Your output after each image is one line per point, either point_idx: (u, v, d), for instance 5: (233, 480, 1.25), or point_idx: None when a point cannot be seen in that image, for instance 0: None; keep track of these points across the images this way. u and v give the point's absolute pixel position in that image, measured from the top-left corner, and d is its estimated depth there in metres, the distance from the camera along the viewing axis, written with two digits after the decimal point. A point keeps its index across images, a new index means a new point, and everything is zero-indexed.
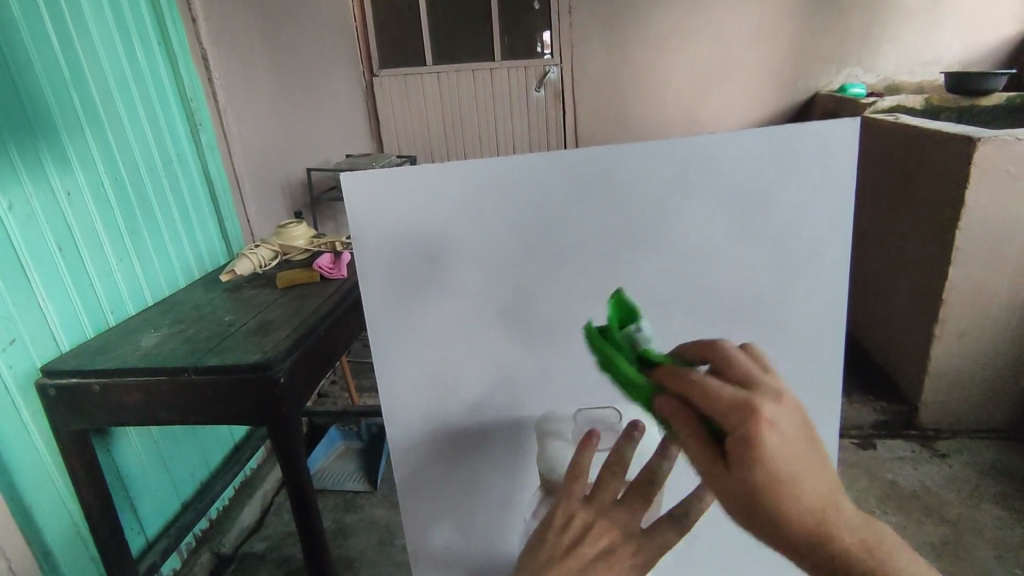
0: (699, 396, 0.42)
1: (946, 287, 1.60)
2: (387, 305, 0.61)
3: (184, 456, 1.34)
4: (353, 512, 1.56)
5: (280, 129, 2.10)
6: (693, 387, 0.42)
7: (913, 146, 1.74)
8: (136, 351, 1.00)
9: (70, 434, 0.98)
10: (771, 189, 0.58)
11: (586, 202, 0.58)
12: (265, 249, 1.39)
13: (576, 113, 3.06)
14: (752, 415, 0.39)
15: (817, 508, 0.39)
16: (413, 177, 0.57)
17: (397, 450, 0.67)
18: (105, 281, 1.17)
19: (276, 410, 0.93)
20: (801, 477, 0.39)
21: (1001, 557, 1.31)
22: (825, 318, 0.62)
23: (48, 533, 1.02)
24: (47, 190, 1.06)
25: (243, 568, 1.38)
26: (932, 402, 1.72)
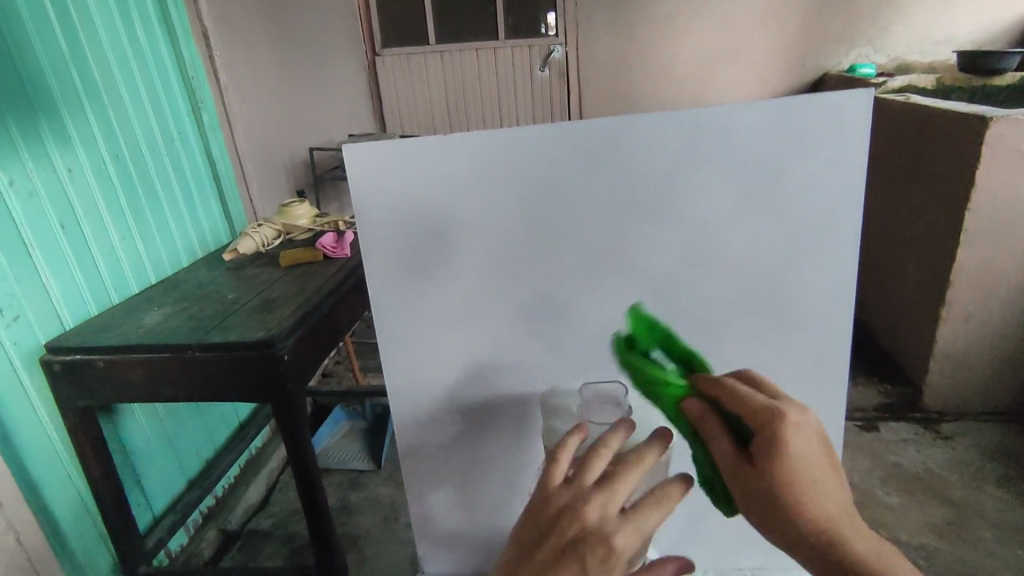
0: (729, 396, 0.45)
1: (954, 269, 1.59)
2: (391, 280, 0.61)
3: (190, 434, 1.35)
4: (358, 491, 1.57)
5: (282, 109, 2.09)
6: (726, 388, 0.46)
7: (924, 125, 1.71)
8: (140, 328, 1.00)
9: (75, 410, 0.98)
10: (783, 161, 0.56)
11: (593, 175, 0.57)
12: (268, 229, 1.38)
13: (581, 94, 3.02)
14: (780, 416, 0.42)
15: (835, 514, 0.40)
16: (418, 149, 0.56)
17: (402, 426, 0.67)
18: (108, 259, 1.17)
19: (280, 387, 0.93)
20: (818, 482, 0.41)
21: (1003, 538, 1.32)
22: (834, 294, 0.61)
23: (56, 509, 1.02)
24: (48, 166, 1.05)
25: (249, 545, 1.40)
26: (937, 384, 1.72)
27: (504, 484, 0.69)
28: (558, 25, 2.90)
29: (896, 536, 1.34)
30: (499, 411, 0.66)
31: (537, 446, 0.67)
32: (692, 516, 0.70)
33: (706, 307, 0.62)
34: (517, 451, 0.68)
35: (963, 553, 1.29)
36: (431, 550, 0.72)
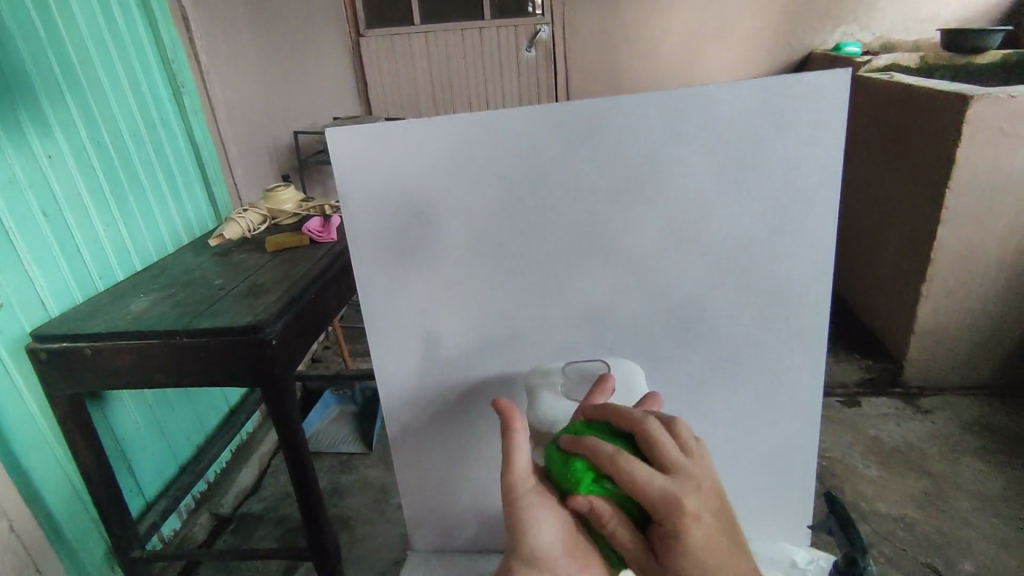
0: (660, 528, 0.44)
1: (935, 246, 1.61)
2: (376, 265, 0.61)
3: (180, 420, 1.36)
4: (349, 473, 1.58)
5: (265, 91, 2.06)
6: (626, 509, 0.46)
7: (906, 104, 1.73)
8: (127, 315, 1.00)
9: (62, 397, 0.98)
10: (762, 141, 0.57)
11: (576, 155, 0.58)
12: (254, 213, 1.38)
13: (567, 73, 3.00)
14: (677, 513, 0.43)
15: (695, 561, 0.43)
16: (401, 130, 0.57)
17: (391, 406, 0.68)
18: (92, 245, 1.16)
19: (269, 371, 0.93)
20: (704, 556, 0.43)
21: (979, 508, 1.36)
22: (814, 272, 0.62)
23: (48, 495, 1.03)
24: (28, 153, 1.03)
25: (242, 528, 1.41)
26: (918, 361, 1.75)
27: (491, 461, 0.70)
28: (544, 4, 2.87)
29: (877, 508, 1.37)
30: (485, 391, 0.67)
31: None
32: None
33: (688, 288, 0.63)
34: None
35: (938, 521, 1.33)
36: (420, 528, 0.74)
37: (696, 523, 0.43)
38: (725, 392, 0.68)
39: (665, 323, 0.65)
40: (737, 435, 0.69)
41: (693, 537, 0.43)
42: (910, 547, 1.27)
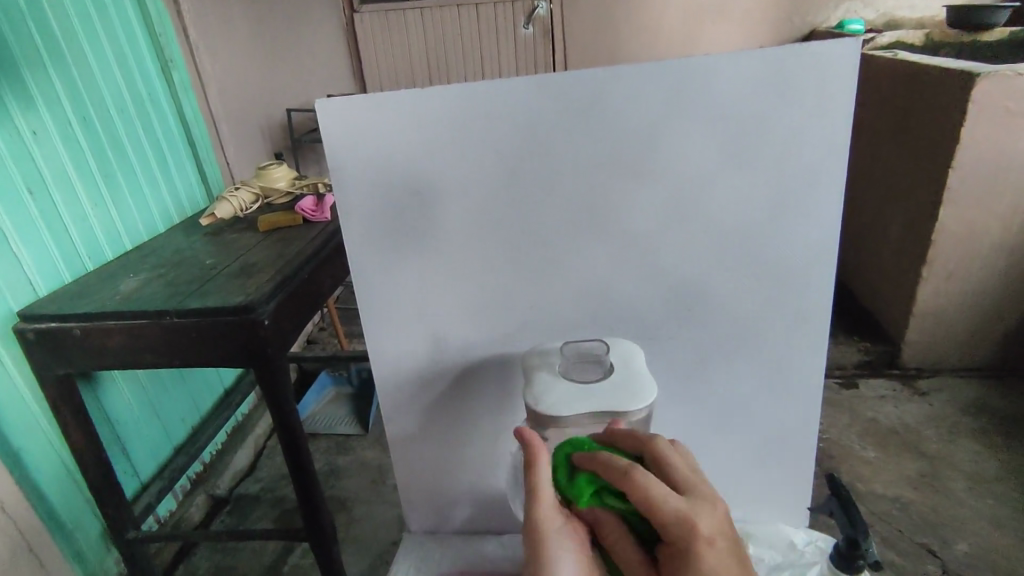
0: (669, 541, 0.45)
1: (937, 227, 1.60)
2: (370, 243, 0.60)
3: (175, 402, 1.35)
4: (346, 454, 1.58)
5: (257, 67, 2.02)
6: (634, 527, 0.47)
7: (911, 83, 1.70)
8: (117, 294, 0.98)
9: (53, 378, 0.97)
10: (768, 114, 0.55)
11: (575, 128, 0.55)
12: (246, 192, 1.35)
13: (565, 50, 2.95)
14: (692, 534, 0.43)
15: None
16: (393, 101, 0.54)
17: (386, 387, 0.67)
18: (80, 223, 1.13)
19: (262, 352, 0.91)
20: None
21: (973, 488, 1.37)
22: (817, 249, 0.60)
23: (41, 477, 1.02)
24: (11, 128, 1.01)
25: (239, 509, 1.40)
26: (916, 343, 1.75)
27: (488, 444, 0.69)
28: None
29: (873, 489, 1.38)
30: (481, 372, 0.66)
31: (521, 408, 0.67)
32: None
33: (690, 267, 0.61)
34: (500, 414, 0.68)
35: (934, 502, 1.33)
36: (416, 510, 0.74)
37: (708, 547, 0.43)
38: (726, 373, 0.66)
39: (666, 303, 0.63)
40: (737, 415, 0.68)
41: (703, 555, 0.43)
42: (905, 527, 1.28)
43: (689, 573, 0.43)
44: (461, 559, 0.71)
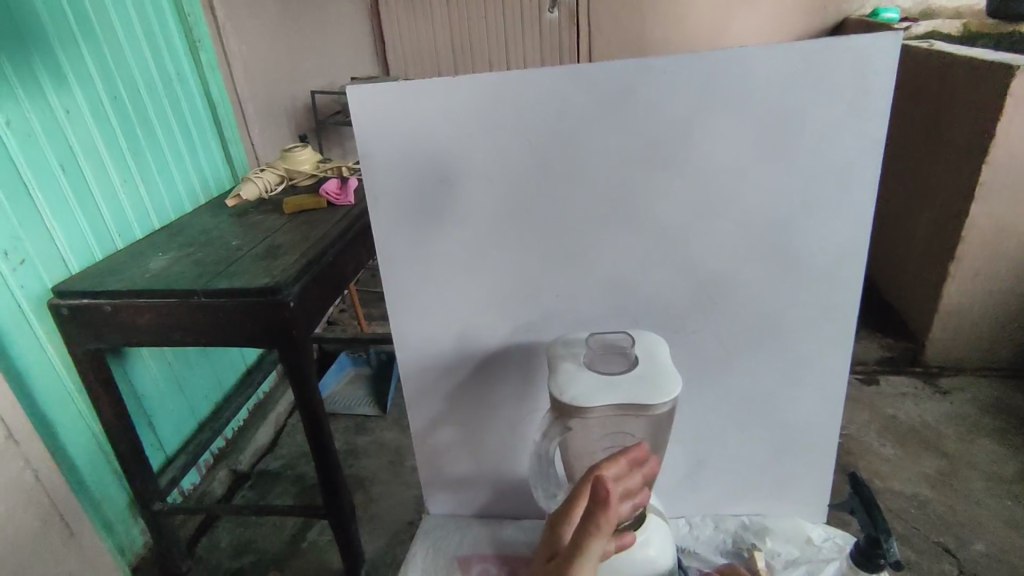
0: None
1: (966, 224, 1.57)
2: (399, 230, 0.60)
3: (199, 379, 1.37)
4: (364, 435, 1.61)
5: (283, 49, 2.02)
6: None
7: (947, 75, 1.65)
8: (146, 273, 1.00)
9: (84, 353, 0.99)
10: (804, 108, 0.54)
11: (606, 120, 0.55)
12: (271, 174, 1.36)
13: (590, 35, 2.91)
14: None
15: None
16: (425, 90, 0.55)
17: (411, 373, 0.68)
18: (110, 201, 1.16)
19: (287, 332, 0.93)
20: None
21: (992, 488, 1.35)
22: (848, 246, 0.60)
23: (72, 447, 1.05)
24: (44, 106, 1.03)
25: (259, 485, 1.44)
26: (940, 341, 1.72)
27: (509, 431, 0.70)
28: None
29: (890, 486, 1.37)
30: (505, 360, 0.66)
31: (543, 396, 0.68)
32: (688, 467, 0.73)
33: (718, 261, 0.61)
34: (522, 402, 0.68)
35: (953, 501, 1.32)
36: (436, 494, 0.75)
37: None
38: (749, 368, 0.66)
39: (691, 297, 0.63)
40: (758, 410, 0.69)
41: None
42: (920, 525, 1.27)
43: None
44: (477, 541, 0.72)
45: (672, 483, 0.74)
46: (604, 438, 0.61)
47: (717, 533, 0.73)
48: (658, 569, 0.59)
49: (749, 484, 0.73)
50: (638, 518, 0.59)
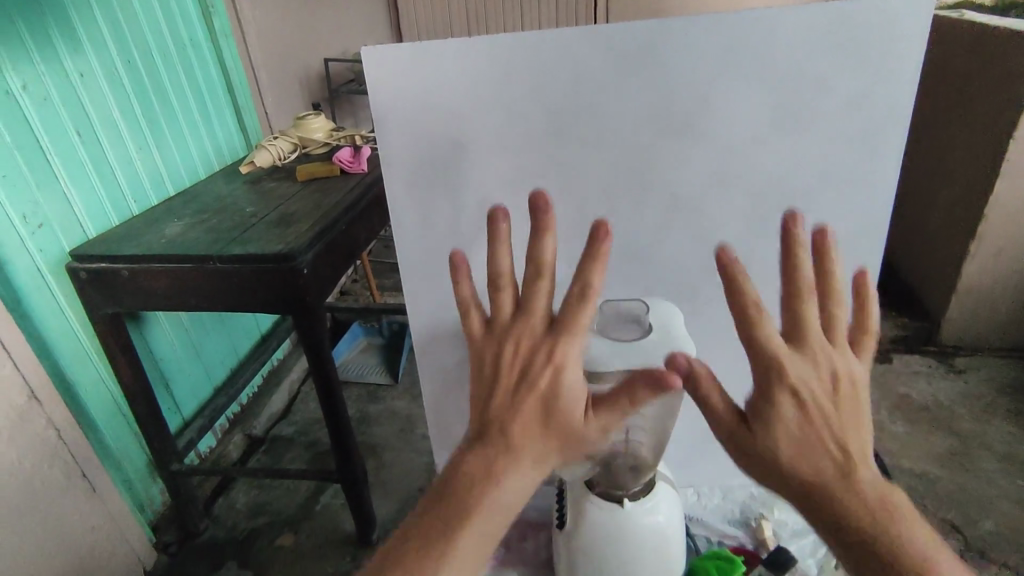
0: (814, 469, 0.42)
1: (990, 201, 1.53)
2: (411, 196, 0.60)
3: (214, 344, 1.39)
4: (376, 403, 1.63)
5: (295, 15, 1.99)
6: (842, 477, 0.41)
7: (978, 46, 1.60)
8: (162, 238, 1.01)
9: (102, 316, 1.01)
10: (827, 74, 0.53)
11: (625, 86, 0.54)
12: (284, 141, 1.36)
13: (608, 4, 2.84)
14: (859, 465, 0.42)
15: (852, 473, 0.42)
16: (440, 53, 0.54)
17: (423, 339, 0.68)
18: (125, 167, 1.16)
19: (301, 299, 0.93)
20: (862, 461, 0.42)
21: (1004, 468, 1.35)
22: (868, 219, 0.59)
23: (92, 408, 1.08)
24: (60, 70, 1.03)
25: (274, 449, 1.47)
26: (957, 320, 1.70)
27: None
28: None
29: (900, 464, 1.37)
30: None
31: None
32: (697, 438, 0.74)
33: (734, 232, 0.60)
34: None
35: (963, 480, 1.32)
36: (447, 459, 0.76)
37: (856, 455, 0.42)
38: None
39: (706, 267, 0.62)
40: None
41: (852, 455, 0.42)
42: (929, 502, 1.27)
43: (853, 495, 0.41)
44: None
45: (681, 453, 0.75)
46: None
47: (724, 503, 0.74)
48: (667, 536, 0.59)
49: None
50: (645, 484, 0.60)
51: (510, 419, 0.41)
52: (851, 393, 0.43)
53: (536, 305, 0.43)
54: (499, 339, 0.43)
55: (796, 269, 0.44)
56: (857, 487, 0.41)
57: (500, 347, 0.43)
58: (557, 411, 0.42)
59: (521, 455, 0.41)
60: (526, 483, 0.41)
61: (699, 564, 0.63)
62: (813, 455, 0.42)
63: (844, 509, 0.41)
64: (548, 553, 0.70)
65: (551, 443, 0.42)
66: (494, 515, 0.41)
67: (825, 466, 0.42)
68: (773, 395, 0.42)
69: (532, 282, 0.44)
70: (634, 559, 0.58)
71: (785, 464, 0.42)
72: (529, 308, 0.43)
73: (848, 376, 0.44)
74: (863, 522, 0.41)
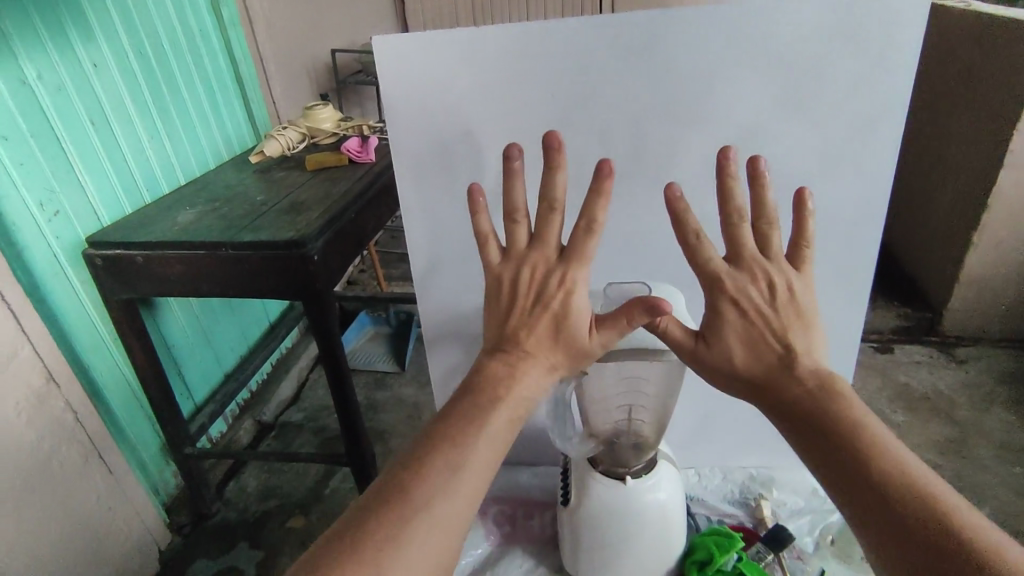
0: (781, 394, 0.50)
1: (993, 192, 1.54)
2: (421, 183, 0.62)
3: (224, 331, 1.42)
4: (383, 390, 1.65)
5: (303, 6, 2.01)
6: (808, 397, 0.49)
7: (983, 37, 1.60)
8: (175, 226, 1.03)
9: (118, 302, 1.03)
10: (827, 64, 0.54)
11: (628, 74, 0.56)
12: (293, 131, 1.38)
13: None
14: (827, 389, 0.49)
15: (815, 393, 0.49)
16: (449, 42, 0.55)
17: (432, 322, 0.70)
18: (137, 156, 1.18)
19: (311, 286, 0.95)
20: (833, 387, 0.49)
21: (1002, 456, 1.36)
22: (866, 205, 0.60)
23: (107, 392, 1.10)
24: (74, 60, 1.05)
25: (283, 434, 1.49)
26: (959, 310, 1.71)
27: None
28: None
29: None
30: None
31: None
32: (698, 420, 0.77)
33: None
34: None
35: (961, 468, 1.34)
36: None
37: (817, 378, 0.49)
38: None
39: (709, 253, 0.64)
40: None
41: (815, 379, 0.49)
42: None
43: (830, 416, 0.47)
44: None
45: (683, 433, 0.78)
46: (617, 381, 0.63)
47: (724, 484, 0.76)
48: (668, 512, 0.60)
49: (757, 437, 0.78)
50: (648, 462, 0.61)
51: (522, 335, 0.50)
52: (791, 300, 0.51)
53: (544, 237, 0.51)
54: (514, 270, 0.52)
55: (729, 194, 0.51)
56: (798, 374, 0.50)
57: (518, 271, 0.52)
58: (565, 328, 0.50)
59: (536, 362, 0.50)
60: (539, 382, 0.50)
61: (700, 542, 0.64)
62: (776, 375, 0.50)
63: (791, 394, 0.49)
64: (554, 529, 0.72)
65: (560, 353, 0.51)
66: (517, 403, 0.48)
67: (771, 362, 0.50)
68: (717, 307, 0.51)
69: (546, 216, 0.51)
70: (635, 533, 0.60)
71: (739, 366, 0.51)
72: (543, 238, 0.51)
73: (786, 286, 0.51)
74: (849, 434, 0.46)
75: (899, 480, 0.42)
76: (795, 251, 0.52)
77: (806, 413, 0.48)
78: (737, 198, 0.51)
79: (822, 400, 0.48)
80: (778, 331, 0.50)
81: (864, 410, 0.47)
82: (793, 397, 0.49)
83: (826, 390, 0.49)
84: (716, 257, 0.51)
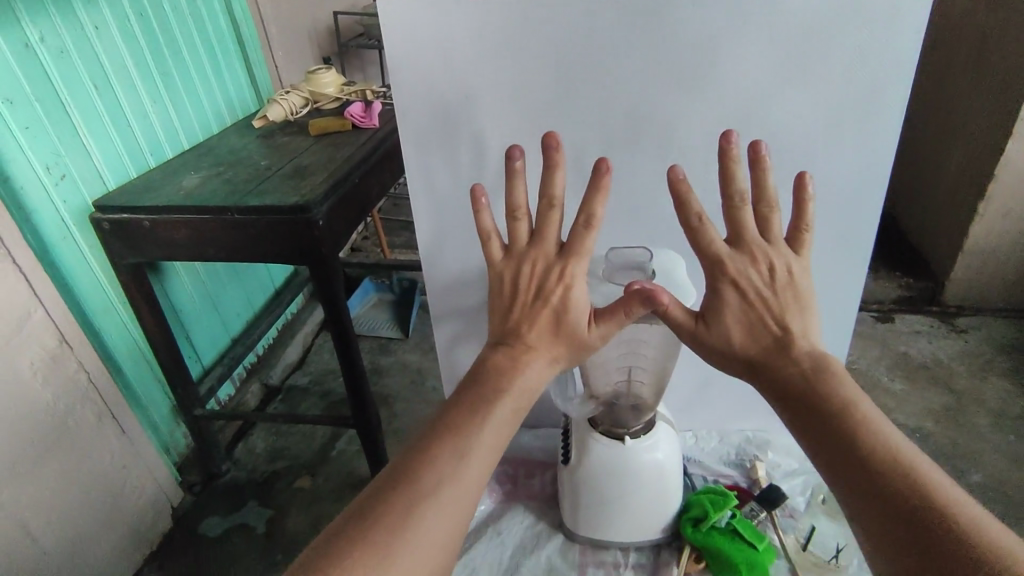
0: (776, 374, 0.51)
1: (1000, 162, 1.52)
2: (425, 147, 0.62)
3: (230, 296, 1.43)
4: (387, 355, 1.68)
5: None
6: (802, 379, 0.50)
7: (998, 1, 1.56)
8: (180, 190, 1.04)
9: (126, 266, 1.04)
10: (834, 27, 0.54)
11: (633, 38, 0.55)
12: (296, 95, 1.36)
13: None
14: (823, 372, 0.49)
15: (810, 376, 0.50)
16: (452, 3, 0.55)
17: (436, 286, 0.72)
18: (141, 120, 1.18)
19: (316, 251, 0.96)
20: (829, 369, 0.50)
21: (996, 425, 1.39)
22: (869, 172, 0.60)
23: (118, 355, 1.12)
24: (74, 22, 1.04)
25: (290, 398, 1.52)
26: (961, 281, 1.71)
27: None
28: None
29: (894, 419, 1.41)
30: None
31: None
32: (696, 387, 0.79)
33: None
34: None
35: (955, 435, 1.36)
36: None
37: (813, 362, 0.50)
38: None
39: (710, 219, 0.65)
40: None
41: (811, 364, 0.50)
42: None
43: (822, 397, 0.48)
44: None
45: (681, 398, 0.80)
46: (618, 348, 0.64)
47: (721, 446, 0.78)
48: (665, 472, 0.62)
49: (753, 403, 0.79)
50: (647, 424, 0.64)
51: (523, 328, 0.52)
52: (790, 282, 0.52)
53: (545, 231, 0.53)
54: (516, 264, 0.54)
55: (732, 176, 0.52)
56: (794, 355, 0.51)
57: (518, 268, 0.53)
58: (566, 322, 0.52)
59: (537, 351, 0.51)
60: (543, 372, 0.51)
61: (695, 500, 0.66)
62: (772, 357, 0.51)
63: (786, 375, 0.50)
64: (554, 488, 0.74)
65: (561, 343, 0.52)
66: (521, 393, 0.50)
67: (768, 344, 0.52)
68: (717, 289, 0.52)
69: (546, 213, 0.53)
70: (632, 491, 0.62)
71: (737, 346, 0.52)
72: (542, 235, 0.53)
73: (785, 267, 0.52)
74: (841, 415, 0.47)
75: (886, 458, 0.44)
76: (794, 236, 0.53)
77: (799, 393, 0.49)
78: (739, 181, 0.52)
79: (817, 381, 0.49)
80: (777, 314, 0.51)
81: (857, 390, 0.48)
82: (791, 377, 0.50)
83: (821, 373, 0.50)
84: (716, 240, 0.53)
